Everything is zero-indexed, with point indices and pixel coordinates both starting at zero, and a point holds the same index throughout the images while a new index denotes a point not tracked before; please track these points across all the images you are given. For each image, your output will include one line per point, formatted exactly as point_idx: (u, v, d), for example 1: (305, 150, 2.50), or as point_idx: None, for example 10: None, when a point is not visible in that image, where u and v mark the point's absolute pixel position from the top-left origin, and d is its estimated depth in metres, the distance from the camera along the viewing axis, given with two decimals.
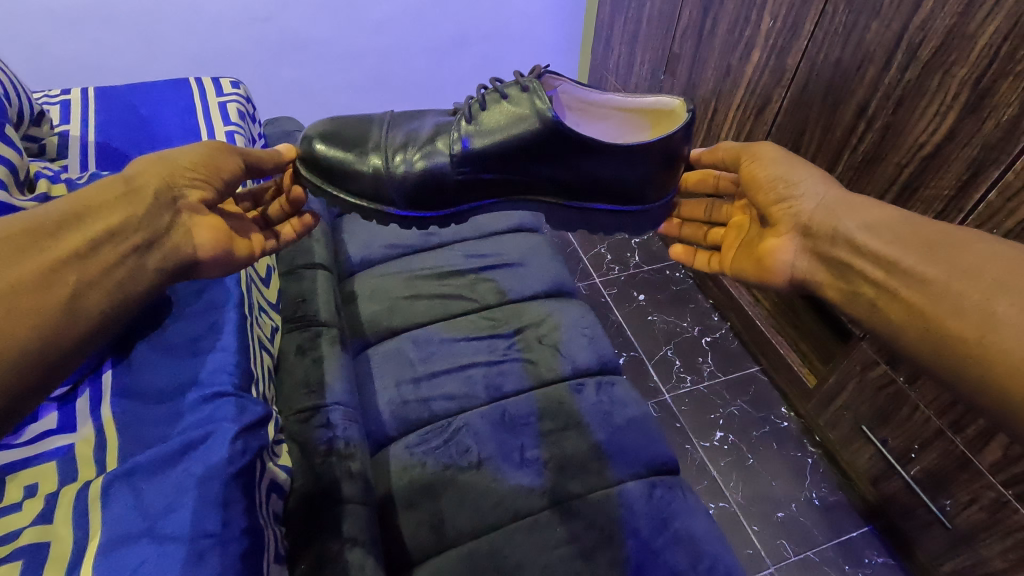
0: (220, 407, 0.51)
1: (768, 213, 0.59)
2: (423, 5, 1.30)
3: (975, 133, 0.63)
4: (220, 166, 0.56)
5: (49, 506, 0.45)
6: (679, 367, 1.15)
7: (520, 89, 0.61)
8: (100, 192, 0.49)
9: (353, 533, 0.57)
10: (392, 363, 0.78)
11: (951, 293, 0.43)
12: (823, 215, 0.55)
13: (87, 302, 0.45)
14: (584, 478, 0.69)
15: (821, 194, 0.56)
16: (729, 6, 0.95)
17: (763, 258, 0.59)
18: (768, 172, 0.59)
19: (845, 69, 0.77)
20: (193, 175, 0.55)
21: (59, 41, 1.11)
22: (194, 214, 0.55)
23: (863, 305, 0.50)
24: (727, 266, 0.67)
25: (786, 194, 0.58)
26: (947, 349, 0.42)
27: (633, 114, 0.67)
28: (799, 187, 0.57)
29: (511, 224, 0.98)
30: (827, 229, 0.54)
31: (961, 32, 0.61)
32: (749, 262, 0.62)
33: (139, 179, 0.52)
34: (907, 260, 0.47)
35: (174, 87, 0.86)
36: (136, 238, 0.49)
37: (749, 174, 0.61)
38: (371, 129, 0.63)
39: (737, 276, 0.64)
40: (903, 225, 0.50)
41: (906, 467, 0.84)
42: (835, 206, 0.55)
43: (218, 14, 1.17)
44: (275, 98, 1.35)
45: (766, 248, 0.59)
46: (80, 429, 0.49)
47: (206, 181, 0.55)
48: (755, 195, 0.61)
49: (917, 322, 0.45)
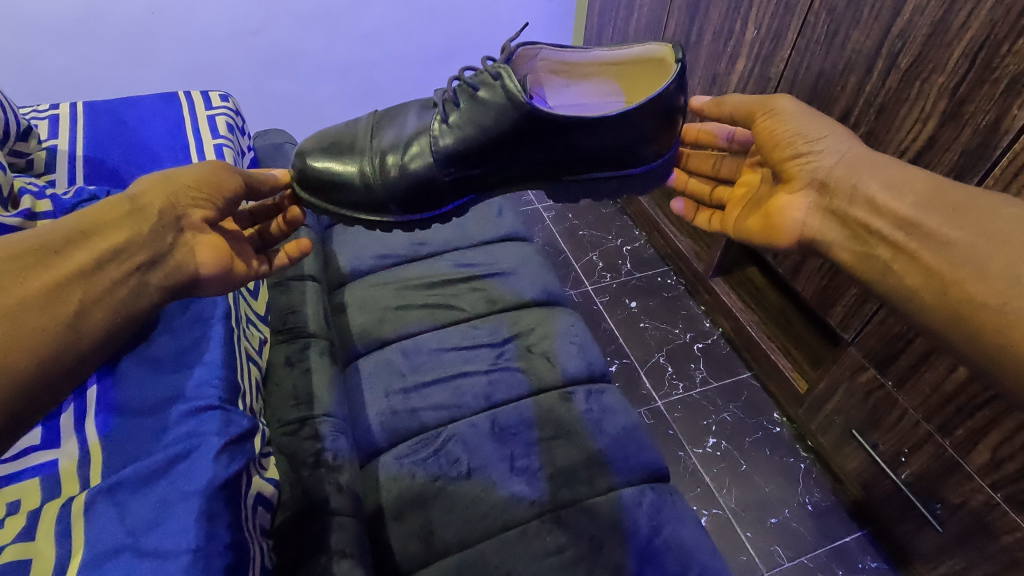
0: (204, 421, 0.52)
1: (782, 168, 0.59)
2: (413, 16, 1.31)
3: (955, 138, 0.64)
4: (222, 184, 0.56)
5: (31, 523, 0.45)
6: (671, 373, 1.16)
7: (490, 77, 0.60)
8: (106, 210, 0.50)
9: (341, 545, 0.56)
10: (382, 374, 0.78)
11: (977, 258, 0.44)
12: (844, 169, 0.55)
13: (91, 321, 0.46)
14: (574, 486, 0.70)
15: (842, 151, 0.56)
16: (713, 15, 0.96)
17: (773, 215, 0.59)
18: (787, 127, 0.58)
19: (828, 77, 0.78)
20: (196, 195, 0.54)
21: (47, 56, 1.11)
22: (194, 231, 0.54)
23: (876, 267, 0.52)
24: (730, 226, 0.68)
25: (805, 150, 0.57)
26: (962, 312, 0.44)
27: (622, 66, 0.67)
28: (818, 143, 0.57)
29: (502, 233, 0.99)
30: (846, 185, 0.54)
31: (937, 41, 0.62)
32: (756, 220, 0.62)
33: (144, 199, 0.52)
34: (930, 222, 0.48)
35: (163, 101, 0.86)
36: (139, 256, 0.49)
37: (765, 131, 0.60)
38: (356, 137, 0.63)
39: (739, 232, 0.66)
40: (934, 191, 0.49)
41: (896, 471, 0.84)
42: (856, 163, 0.55)
43: (208, 29, 1.18)
44: (265, 109, 1.36)
45: (777, 205, 0.59)
46: (64, 445, 0.49)
47: (208, 200, 0.55)
48: (769, 152, 0.60)
49: (936, 286, 0.46)
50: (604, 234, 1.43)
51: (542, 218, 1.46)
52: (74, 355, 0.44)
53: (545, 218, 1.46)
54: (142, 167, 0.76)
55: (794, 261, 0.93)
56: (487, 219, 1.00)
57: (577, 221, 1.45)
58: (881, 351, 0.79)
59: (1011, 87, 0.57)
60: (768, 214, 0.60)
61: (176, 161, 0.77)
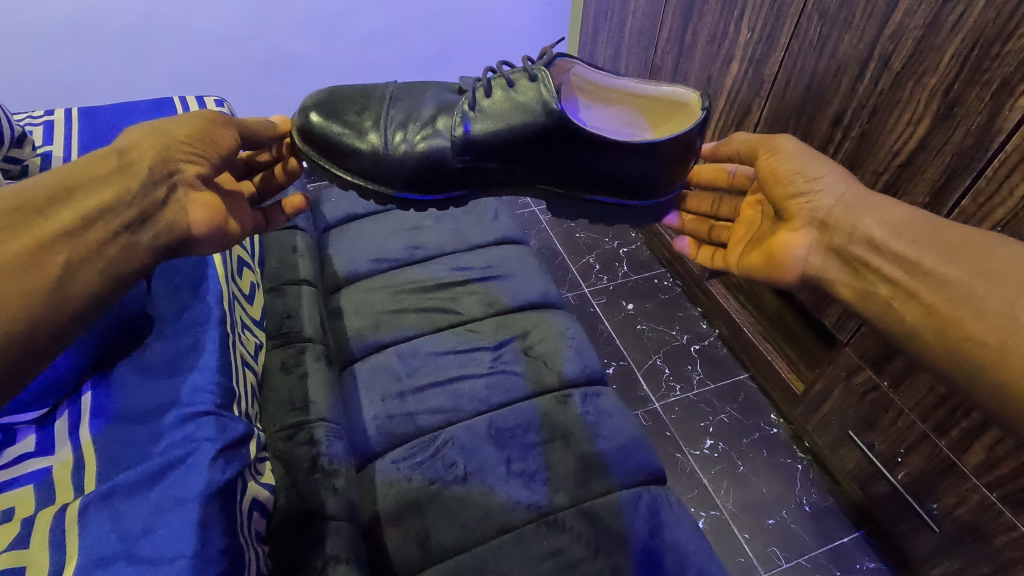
0: (200, 426, 0.51)
1: (784, 207, 0.58)
2: (408, 20, 1.31)
3: (947, 140, 0.64)
4: (216, 141, 0.55)
5: (24, 530, 0.44)
6: (669, 375, 1.16)
7: (526, 78, 0.60)
8: (93, 164, 0.48)
9: (337, 550, 0.56)
10: (379, 378, 0.78)
11: (973, 295, 0.44)
12: (843, 210, 0.54)
13: (76, 284, 0.44)
14: (571, 490, 0.70)
15: (842, 190, 0.56)
16: (707, 19, 0.96)
17: (775, 253, 0.59)
18: (788, 165, 0.58)
19: (821, 79, 0.78)
20: (190, 150, 0.53)
21: (44, 61, 1.11)
22: (186, 185, 0.52)
23: (876, 304, 0.52)
24: (733, 263, 0.67)
25: (805, 188, 0.57)
26: (963, 349, 0.44)
27: (647, 100, 0.67)
28: (819, 182, 0.57)
29: (497, 236, 0.99)
30: (846, 224, 0.54)
31: (928, 43, 0.63)
32: (759, 258, 0.62)
33: (134, 152, 0.50)
34: (929, 260, 0.48)
35: (159, 107, 0.86)
36: (128, 215, 0.48)
37: (766, 168, 0.60)
38: (372, 101, 0.62)
39: (743, 271, 0.64)
40: (926, 228, 0.50)
41: (893, 471, 0.84)
42: (855, 203, 0.54)
43: (204, 33, 1.18)
44: (262, 113, 1.36)
45: (778, 242, 0.59)
46: (58, 452, 0.49)
47: (202, 156, 0.54)
48: (771, 189, 0.60)
49: (935, 323, 0.46)
50: (600, 236, 1.43)
51: (538, 221, 1.46)
52: (64, 320, 0.43)
53: (542, 220, 1.46)
54: None
55: None
56: (482, 222, 1.00)
57: (574, 223, 1.46)
58: (878, 352, 0.79)
59: (1001, 89, 0.58)
60: (767, 250, 0.60)
61: None
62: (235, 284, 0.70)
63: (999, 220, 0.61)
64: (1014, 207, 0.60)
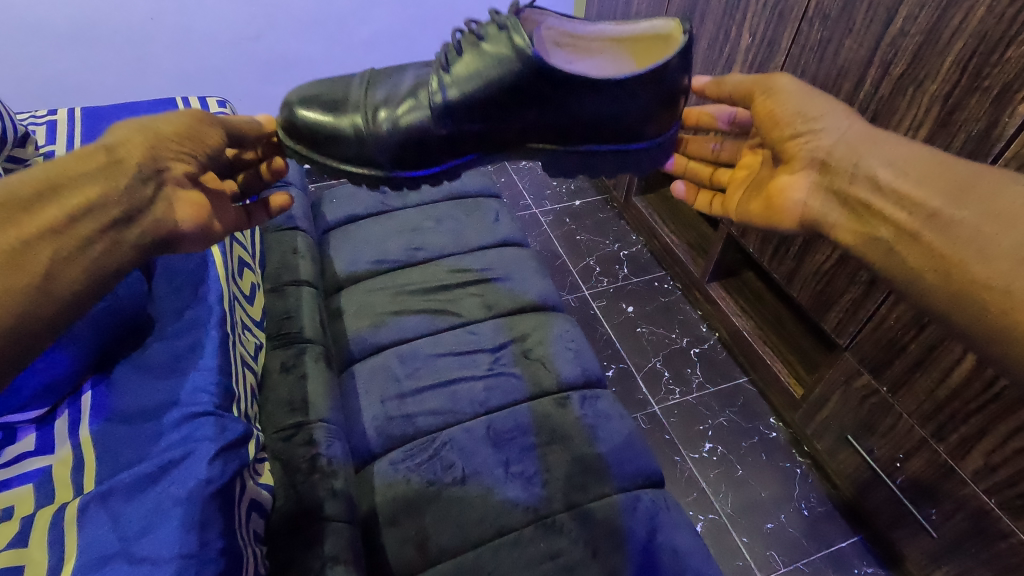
0: (199, 426, 0.52)
1: (782, 149, 0.57)
2: (412, 22, 1.32)
3: (947, 146, 0.64)
4: (205, 139, 0.54)
5: (24, 530, 0.44)
6: (668, 378, 1.16)
7: (496, 29, 0.58)
8: (79, 160, 0.46)
9: (335, 551, 0.56)
10: (378, 379, 0.78)
11: (980, 237, 0.42)
12: (845, 148, 0.52)
13: (60, 282, 0.42)
14: (569, 493, 0.70)
15: (843, 129, 0.54)
16: (708, 23, 0.97)
17: (774, 197, 0.57)
18: (786, 106, 0.56)
19: (821, 84, 0.79)
20: (179, 146, 0.52)
21: (47, 61, 1.12)
22: (177, 185, 0.51)
23: (878, 248, 0.49)
24: (732, 210, 0.65)
25: (804, 129, 0.55)
26: (965, 293, 0.42)
27: (623, 42, 0.63)
28: (819, 122, 0.55)
29: (497, 238, 0.99)
30: (849, 164, 0.52)
31: (928, 50, 0.63)
32: (757, 204, 0.60)
33: (122, 148, 0.49)
34: (934, 201, 0.46)
35: (162, 108, 0.87)
36: (113, 213, 0.46)
37: (764, 110, 0.58)
38: (350, 90, 0.62)
39: (742, 218, 0.63)
40: (934, 168, 0.48)
41: (891, 476, 0.84)
42: (857, 142, 0.52)
43: (208, 35, 1.18)
44: (264, 115, 1.37)
45: (777, 186, 0.57)
46: (58, 450, 0.49)
47: (190, 154, 0.53)
48: (769, 132, 0.58)
49: (938, 265, 0.44)
50: (601, 238, 1.43)
51: (539, 223, 1.47)
52: (54, 302, 0.42)
53: (543, 223, 1.47)
54: None
55: (790, 267, 0.94)
56: (482, 224, 1.00)
57: (575, 226, 1.46)
58: (876, 356, 0.80)
59: (1000, 97, 0.58)
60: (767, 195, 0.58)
61: None
62: (235, 286, 0.70)
63: None
64: None
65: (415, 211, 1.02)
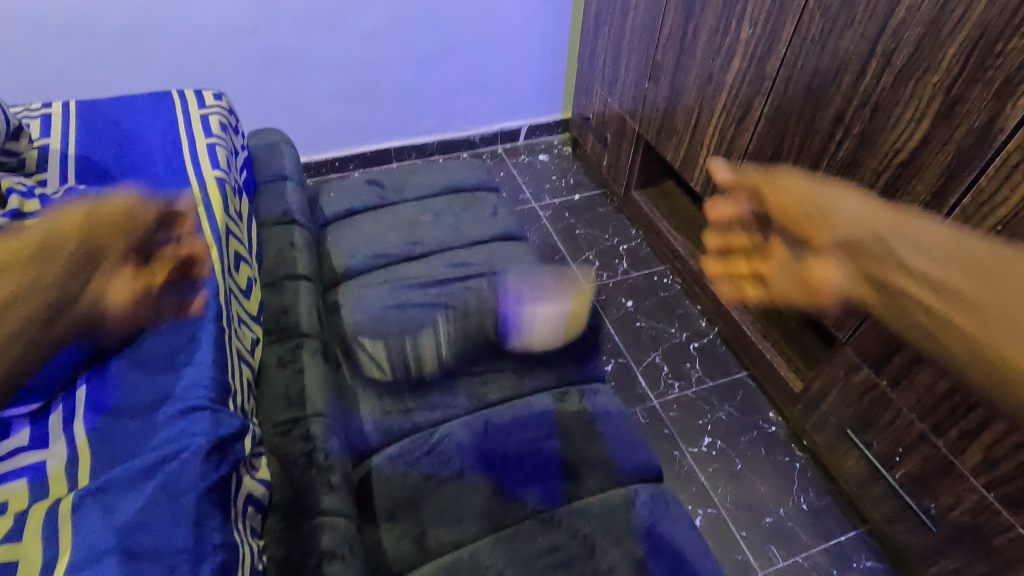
0: (194, 421, 0.51)
1: (807, 237, 0.58)
2: (409, 15, 1.31)
3: (948, 137, 0.64)
4: (133, 228, 0.58)
5: (18, 525, 0.44)
6: (667, 373, 1.16)
7: None
8: (9, 251, 0.50)
9: (332, 545, 0.56)
10: (376, 374, 0.78)
11: (1008, 316, 0.42)
12: (864, 230, 0.53)
13: None
14: (566, 487, 0.69)
15: (857, 211, 0.55)
16: (709, 14, 0.96)
17: (814, 281, 0.59)
18: (795, 201, 0.61)
19: (822, 76, 0.78)
20: (109, 235, 0.56)
21: (43, 54, 1.11)
22: (102, 270, 0.54)
23: (912, 325, 0.48)
24: (772, 294, 0.66)
25: (823, 216, 0.57)
26: (1006, 376, 0.41)
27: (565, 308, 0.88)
28: (834, 209, 0.57)
29: (496, 233, 0.98)
30: (874, 246, 0.52)
31: (931, 41, 0.63)
32: (801, 287, 0.62)
33: (58, 238, 0.53)
34: (959, 283, 0.46)
35: (156, 101, 0.85)
36: (40, 303, 0.49)
37: (778, 206, 0.63)
38: None
39: (790, 301, 0.64)
40: (958, 250, 0.48)
41: (890, 470, 0.84)
42: (873, 222, 0.53)
43: (204, 27, 1.17)
44: (262, 109, 1.36)
45: (813, 270, 0.58)
46: (52, 445, 0.49)
47: (118, 242, 0.57)
48: (786, 221, 0.61)
49: (972, 347, 0.43)
50: (601, 233, 1.43)
51: (538, 218, 1.46)
52: None
53: (542, 217, 1.46)
54: (133, 164, 0.74)
55: None
56: (480, 218, 1.00)
57: (574, 220, 1.46)
58: (876, 351, 0.80)
59: (1003, 88, 0.58)
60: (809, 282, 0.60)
61: (168, 160, 0.75)
62: (232, 280, 0.69)
63: (1002, 218, 0.61)
64: (1015, 206, 0.60)
65: (414, 205, 1.01)
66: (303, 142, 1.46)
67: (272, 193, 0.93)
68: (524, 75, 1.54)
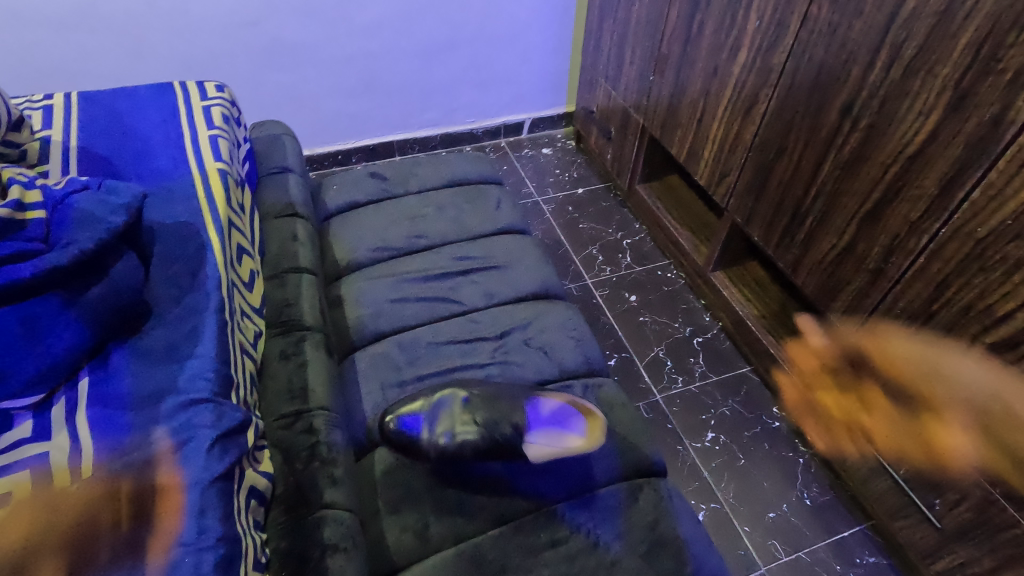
0: (197, 414, 0.52)
1: (935, 402, 0.74)
2: (411, 7, 1.29)
3: (958, 131, 0.63)
4: (68, 504, 0.45)
5: (21, 517, 0.44)
6: (671, 367, 1.15)
7: None
8: None
9: (335, 539, 0.56)
10: (378, 367, 0.78)
11: None
12: (993, 403, 0.66)
13: None
14: (569, 482, 0.69)
15: (980, 382, 0.67)
16: (715, 6, 0.95)
17: (936, 444, 0.76)
18: (907, 362, 0.77)
19: (830, 68, 0.77)
20: (32, 530, 0.43)
21: (44, 45, 1.10)
22: (33, 567, 0.42)
23: None
24: (883, 450, 0.86)
25: (945, 385, 0.72)
26: None
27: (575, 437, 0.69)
28: (955, 376, 0.70)
29: (499, 226, 0.98)
30: (1013, 419, 0.64)
31: (942, 32, 0.62)
32: (917, 447, 0.79)
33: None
34: None
35: (159, 92, 0.84)
36: None
37: (895, 364, 0.79)
38: None
39: (906, 464, 0.82)
40: None
41: (895, 466, 0.84)
42: (998, 394, 0.66)
43: (205, 19, 1.16)
44: (263, 102, 1.35)
45: (936, 434, 0.75)
46: (55, 437, 0.48)
47: (45, 533, 0.43)
48: (893, 378, 0.80)
49: None
50: (605, 227, 1.42)
51: (541, 211, 1.46)
52: None
53: (546, 211, 1.45)
54: (135, 156, 0.74)
55: (796, 255, 0.93)
56: (483, 212, 0.99)
57: (577, 214, 1.45)
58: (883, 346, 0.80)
59: (1015, 80, 0.57)
60: (928, 437, 0.77)
61: (171, 152, 0.74)
62: (234, 272, 0.69)
63: (1012, 212, 0.60)
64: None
65: (416, 198, 1.01)
66: (306, 135, 1.46)
67: (275, 186, 0.93)
68: (527, 68, 1.52)
